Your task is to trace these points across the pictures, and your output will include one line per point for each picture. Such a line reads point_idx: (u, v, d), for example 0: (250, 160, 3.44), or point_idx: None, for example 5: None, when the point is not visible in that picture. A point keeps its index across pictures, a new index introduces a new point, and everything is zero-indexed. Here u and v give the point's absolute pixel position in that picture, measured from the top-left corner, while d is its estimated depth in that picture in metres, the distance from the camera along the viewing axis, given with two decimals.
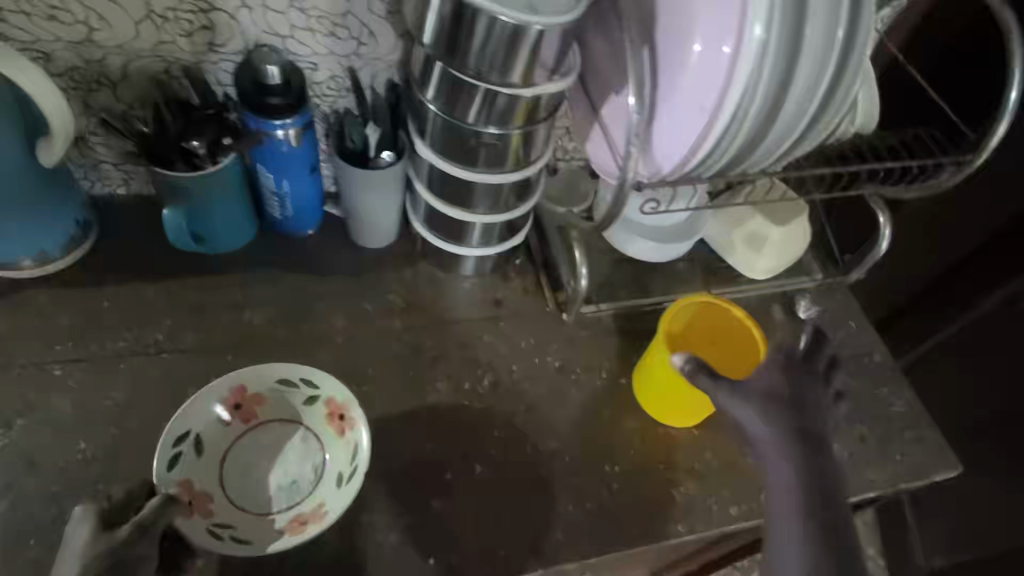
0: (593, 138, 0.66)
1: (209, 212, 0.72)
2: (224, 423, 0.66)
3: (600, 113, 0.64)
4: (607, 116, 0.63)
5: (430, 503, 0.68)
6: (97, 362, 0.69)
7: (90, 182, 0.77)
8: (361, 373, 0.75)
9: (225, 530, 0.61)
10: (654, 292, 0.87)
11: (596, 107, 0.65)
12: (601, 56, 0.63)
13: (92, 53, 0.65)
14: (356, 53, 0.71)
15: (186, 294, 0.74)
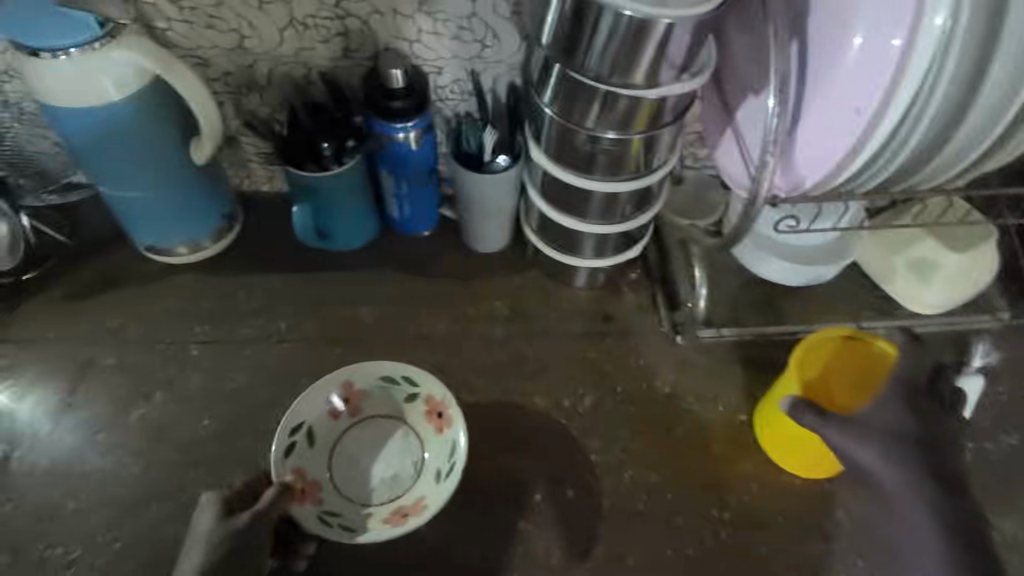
0: (725, 145, 0.59)
1: (335, 210, 0.75)
2: (332, 415, 0.67)
3: (734, 117, 0.57)
4: (742, 120, 0.56)
5: (518, 522, 0.66)
6: (226, 346, 0.75)
7: (239, 179, 0.83)
8: (461, 378, 0.74)
9: (333, 518, 0.62)
10: (786, 318, 0.77)
11: (731, 110, 0.58)
12: (739, 52, 0.56)
13: (243, 59, 0.70)
14: (479, 56, 0.70)
15: (308, 287, 0.79)
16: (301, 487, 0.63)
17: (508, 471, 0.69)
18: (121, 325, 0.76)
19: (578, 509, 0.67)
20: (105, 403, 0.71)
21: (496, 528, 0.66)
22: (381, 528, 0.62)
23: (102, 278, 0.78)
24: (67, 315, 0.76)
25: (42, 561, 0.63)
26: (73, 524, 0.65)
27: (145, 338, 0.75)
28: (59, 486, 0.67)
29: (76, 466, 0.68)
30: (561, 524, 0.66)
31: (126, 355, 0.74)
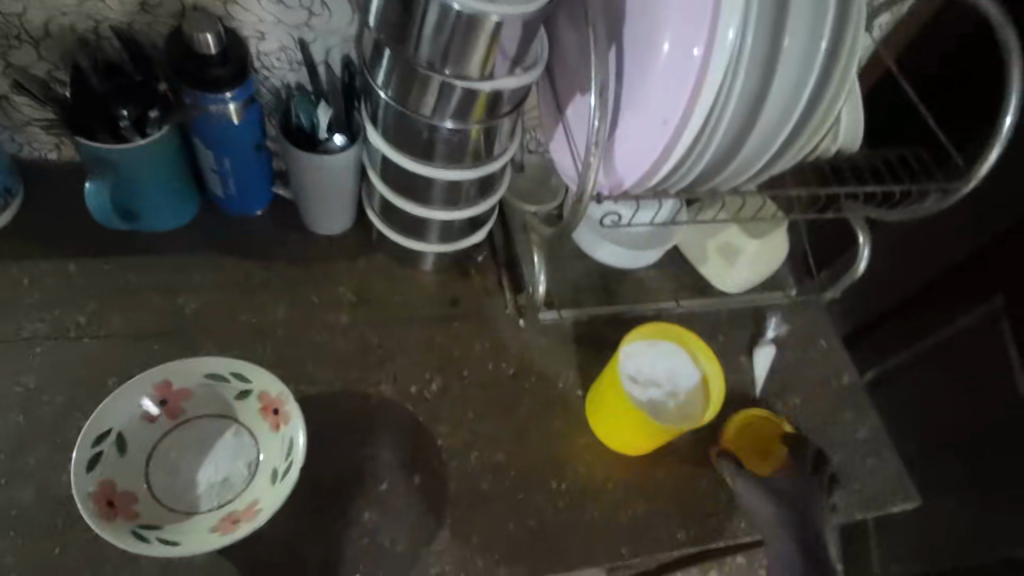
0: (557, 138, 0.61)
1: (143, 188, 0.66)
2: (148, 418, 0.61)
3: (565, 112, 0.59)
4: (571, 117, 0.58)
5: (362, 514, 0.66)
6: (13, 344, 0.64)
7: (17, 145, 0.70)
8: (299, 370, 0.71)
9: (151, 532, 0.56)
10: (620, 297, 0.83)
11: (562, 105, 0.60)
12: (570, 48, 0.57)
13: (9, 6, 0.59)
14: (307, 25, 0.64)
15: (116, 274, 0.69)
16: (109, 502, 0.56)
17: (354, 463, 0.68)
18: None
19: (425, 494, 0.68)
20: None
21: (340, 522, 0.65)
22: (208, 537, 0.57)
23: None
24: None
25: None
26: None
27: None
28: None
29: None
30: (408, 511, 0.67)
31: None
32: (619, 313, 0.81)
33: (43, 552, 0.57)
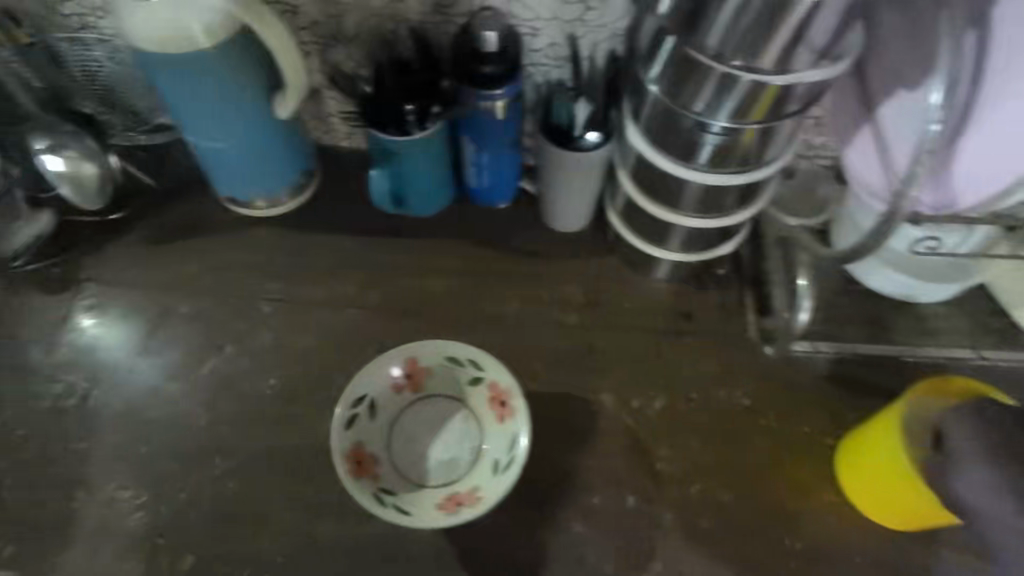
0: (857, 142, 0.55)
1: (410, 177, 0.72)
2: (395, 388, 0.66)
3: (875, 113, 0.53)
4: (886, 122, 0.52)
5: (571, 525, 0.64)
6: (298, 306, 0.74)
7: (319, 133, 0.81)
8: (525, 365, 0.71)
9: (388, 497, 0.61)
10: (886, 337, 0.70)
11: (874, 104, 0.53)
12: (894, 35, 0.50)
13: (333, 9, 0.67)
14: (581, 19, 0.64)
15: (379, 252, 0.77)
16: (358, 462, 0.62)
17: (570, 470, 0.66)
18: (201, 275, 0.75)
19: (639, 518, 0.64)
20: (179, 351, 0.71)
21: (550, 529, 0.63)
22: (434, 514, 0.60)
23: (183, 224, 0.78)
24: (147, 258, 0.76)
25: (110, 502, 0.63)
26: (141, 469, 0.65)
27: (220, 290, 0.74)
28: (127, 429, 0.67)
29: (145, 411, 0.68)
30: (619, 532, 0.63)
31: (202, 304, 0.74)
32: (900, 356, 0.70)
33: (300, 495, 0.64)
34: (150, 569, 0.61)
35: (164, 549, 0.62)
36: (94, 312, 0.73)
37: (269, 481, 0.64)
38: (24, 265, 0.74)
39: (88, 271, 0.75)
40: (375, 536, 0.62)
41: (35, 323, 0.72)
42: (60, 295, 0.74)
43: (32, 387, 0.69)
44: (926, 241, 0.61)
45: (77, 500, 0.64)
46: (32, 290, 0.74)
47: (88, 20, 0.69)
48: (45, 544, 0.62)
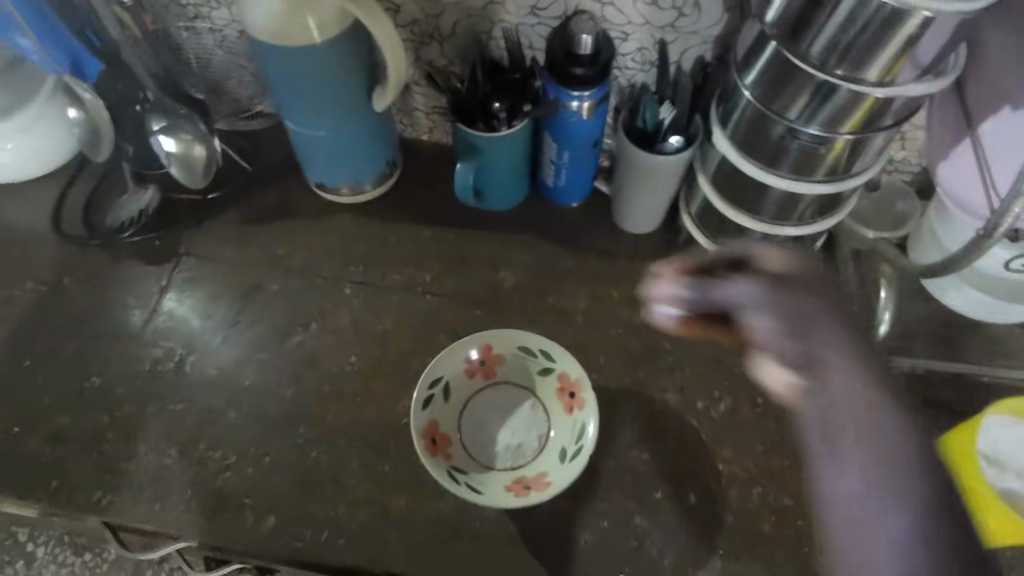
0: (953, 159, 0.57)
1: (493, 171, 0.75)
2: (469, 373, 0.69)
3: (976, 129, 0.53)
4: (987, 139, 0.52)
5: (633, 518, 0.65)
6: (378, 290, 0.78)
7: (405, 126, 0.86)
8: (593, 360, 0.73)
9: (461, 476, 0.64)
10: (961, 357, 0.70)
11: (973, 120, 0.54)
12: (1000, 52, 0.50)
13: (434, 8, 0.70)
14: (673, 25, 0.66)
15: (456, 243, 0.80)
16: (433, 440, 0.65)
17: (634, 467, 0.67)
18: (289, 255, 0.80)
19: (699, 515, 0.65)
20: (266, 325, 0.75)
21: (612, 520, 0.65)
22: (503, 496, 0.63)
23: (273, 208, 0.83)
24: (240, 236, 0.81)
25: (200, 461, 0.68)
26: (229, 433, 0.69)
27: (306, 271, 0.79)
28: (219, 395, 0.71)
29: (235, 378, 0.72)
30: (680, 528, 0.64)
31: (290, 283, 0.78)
32: (977, 375, 0.69)
33: (376, 468, 0.67)
34: (236, 526, 0.65)
35: (249, 509, 0.66)
36: (189, 285, 0.78)
37: (347, 453, 0.68)
38: (129, 236, 0.80)
39: (186, 246, 0.80)
40: (445, 510, 0.65)
41: (137, 292, 0.78)
42: (161, 267, 0.79)
43: (133, 351, 0.74)
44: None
45: (172, 457, 0.68)
46: (137, 261, 0.79)
47: (202, 11, 0.75)
48: (142, 497, 0.67)
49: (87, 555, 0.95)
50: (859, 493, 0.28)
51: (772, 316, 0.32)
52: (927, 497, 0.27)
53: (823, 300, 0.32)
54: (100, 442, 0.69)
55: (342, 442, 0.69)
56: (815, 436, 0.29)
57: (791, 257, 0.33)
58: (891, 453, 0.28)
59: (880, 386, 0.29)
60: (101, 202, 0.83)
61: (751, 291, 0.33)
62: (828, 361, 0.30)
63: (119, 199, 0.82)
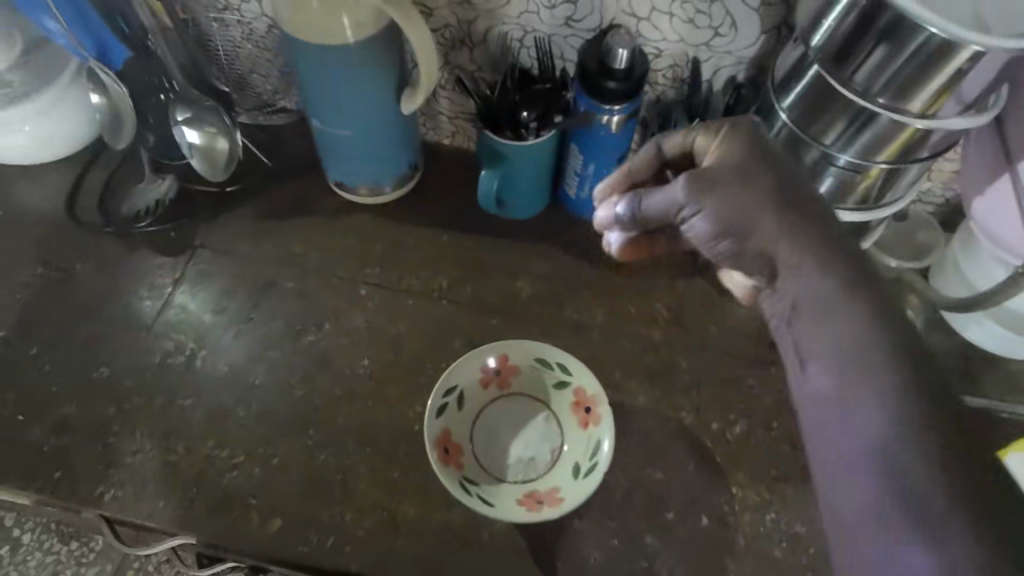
0: (989, 192, 0.58)
1: (516, 179, 0.74)
2: (483, 382, 0.68)
3: (1014, 164, 0.54)
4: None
5: (644, 538, 0.64)
6: (393, 293, 0.77)
7: (427, 129, 0.85)
8: (609, 375, 0.72)
9: (473, 487, 0.63)
10: (979, 391, 0.70)
11: (1012, 157, 0.54)
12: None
13: (467, 14, 0.70)
14: (707, 44, 0.66)
15: (474, 249, 0.79)
16: (446, 449, 0.64)
17: (647, 485, 0.66)
18: (305, 253, 0.79)
19: (711, 538, 0.64)
20: (279, 323, 0.74)
21: (623, 539, 0.64)
22: (514, 509, 0.62)
23: (291, 205, 0.82)
24: (256, 231, 0.80)
25: (207, 458, 0.67)
26: (238, 430, 0.68)
27: (322, 270, 0.78)
28: (229, 392, 0.70)
29: (246, 375, 0.71)
30: (692, 550, 0.64)
31: (305, 282, 0.77)
32: (994, 411, 0.68)
33: (385, 474, 0.67)
34: (241, 526, 0.64)
35: (255, 510, 0.65)
36: (203, 278, 0.77)
37: (357, 457, 0.67)
38: (145, 226, 0.79)
39: (201, 239, 0.79)
40: (454, 520, 0.64)
41: (150, 283, 0.77)
42: (175, 259, 0.78)
43: (144, 342, 0.73)
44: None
45: (178, 453, 0.67)
46: (151, 251, 0.79)
47: (233, 3, 0.75)
48: (146, 492, 0.65)
49: (74, 544, 0.93)
50: (825, 382, 0.38)
51: (729, 198, 0.42)
52: (880, 382, 0.36)
53: (768, 182, 0.42)
54: (106, 433, 0.68)
55: (352, 445, 0.68)
56: (801, 335, 0.40)
57: (737, 144, 0.44)
58: (847, 344, 0.38)
59: (842, 289, 0.39)
60: (117, 190, 0.82)
61: (680, 190, 0.43)
62: (786, 259, 0.41)
63: (136, 187, 0.82)
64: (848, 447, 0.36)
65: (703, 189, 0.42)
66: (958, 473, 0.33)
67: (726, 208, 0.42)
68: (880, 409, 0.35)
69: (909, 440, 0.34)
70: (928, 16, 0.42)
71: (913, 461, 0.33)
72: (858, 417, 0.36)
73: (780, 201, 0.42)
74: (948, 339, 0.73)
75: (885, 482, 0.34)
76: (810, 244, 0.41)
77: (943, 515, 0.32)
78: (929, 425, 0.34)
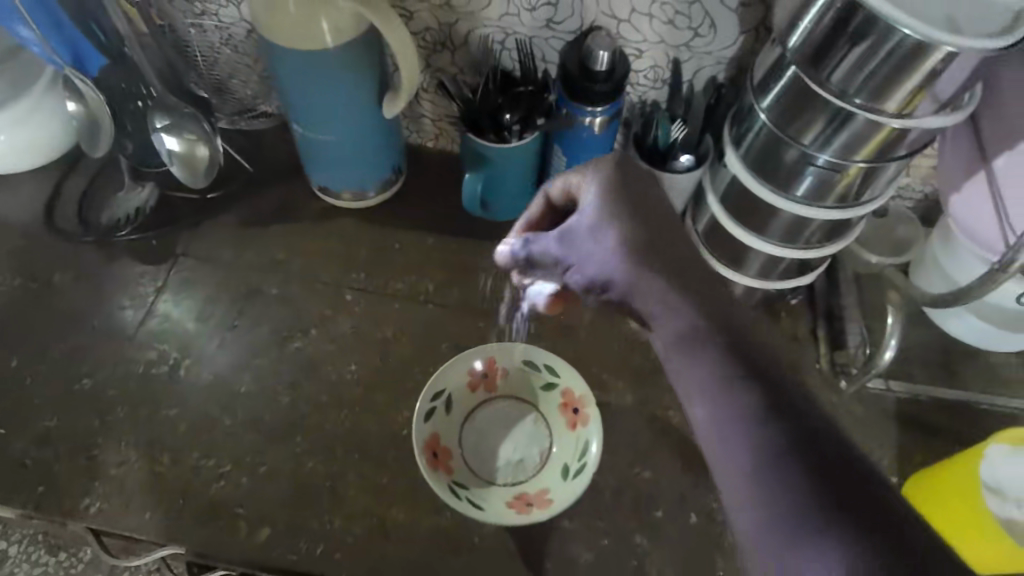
0: (969, 188, 0.58)
1: (500, 181, 0.74)
2: (471, 385, 0.68)
3: (991, 162, 0.55)
4: (1001, 173, 0.54)
5: (634, 537, 0.65)
6: (379, 297, 0.76)
7: (410, 132, 0.85)
8: (596, 375, 0.72)
9: (462, 491, 0.62)
10: (959, 383, 0.71)
11: (988, 155, 0.55)
12: None
13: (448, 17, 0.70)
14: (687, 45, 0.66)
15: (459, 253, 0.79)
16: (434, 453, 0.64)
17: (635, 484, 0.67)
18: (290, 258, 0.78)
19: (699, 535, 0.65)
20: (263, 330, 0.74)
21: (613, 539, 0.64)
22: (504, 512, 0.62)
23: (275, 210, 0.81)
24: (239, 239, 0.79)
25: (193, 469, 0.66)
26: (224, 440, 0.68)
27: (307, 275, 0.77)
28: (215, 401, 0.70)
29: (232, 384, 0.71)
30: (680, 547, 0.64)
31: (290, 288, 0.77)
32: (975, 403, 0.70)
33: (375, 480, 0.66)
34: (229, 536, 0.64)
35: (243, 520, 0.64)
36: (186, 287, 0.76)
37: (345, 465, 0.67)
38: (125, 235, 0.78)
39: (184, 247, 0.79)
40: (444, 524, 0.64)
41: (132, 291, 0.76)
42: (157, 267, 0.77)
43: (128, 353, 0.72)
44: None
45: (163, 464, 0.66)
46: (132, 260, 0.78)
47: (210, 8, 0.74)
48: (132, 503, 0.65)
49: (61, 554, 0.92)
50: (708, 421, 0.40)
51: (594, 247, 0.48)
52: (748, 416, 0.39)
53: (632, 219, 0.48)
54: (91, 445, 0.67)
55: (340, 452, 0.68)
56: (679, 376, 0.42)
57: (602, 179, 0.50)
58: (716, 383, 0.40)
59: (704, 329, 0.42)
60: (96, 197, 0.81)
61: (564, 242, 0.51)
62: (650, 302, 0.45)
63: (115, 196, 0.81)
64: (738, 478, 0.38)
65: (574, 239, 0.50)
66: (850, 486, 0.35)
67: (593, 258, 0.49)
68: (756, 440, 0.38)
69: (785, 464, 0.36)
70: (902, 18, 0.43)
71: (795, 482, 0.36)
72: (740, 453, 0.38)
73: (641, 233, 0.47)
74: (928, 333, 0.74)
75: (776, 509, 0.36)
76: (670, 276, 0.45)
77: (832, 527, 0.34)
78: (804, 445, 0.37)
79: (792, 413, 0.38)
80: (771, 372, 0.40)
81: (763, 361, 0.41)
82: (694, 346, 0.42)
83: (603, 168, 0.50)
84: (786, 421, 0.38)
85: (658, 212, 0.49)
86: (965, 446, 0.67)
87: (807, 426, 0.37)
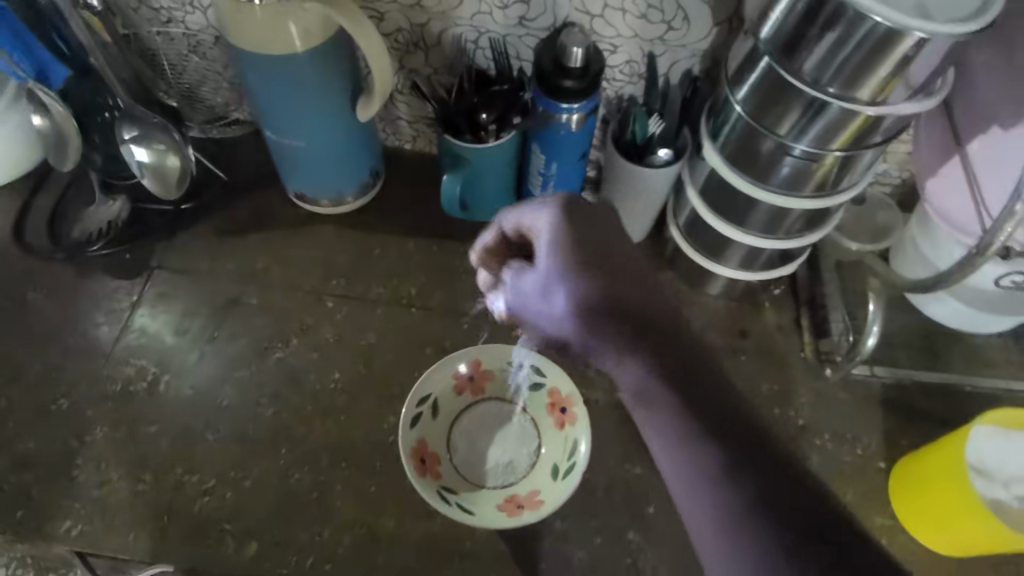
0: (944, 172, 0.59)
1: (479, 180, 0.73)
2: (456, 389, 0.67)
3: (965, 146, 0.55)
4: (975, 157, 0.54)
5: (626, 534, 0.64)
6: (361, 303, 0.75)
7: (387, 135, 0.84)
8: (582, 374, 0.72)
9: (452, 496, 0.61)
10: (942, 367, 0.71)
11: (963, 140, 0.55)
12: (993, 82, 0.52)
13: (419, 17, 0.69)
14: (661, 38, 0.66)
15: (440, 256, 0.79)
16: (422, 459, 0.63)
17: (627, 483, 0.67)
18: (268, 267, 0.77)
19: (692, 531, 0.64)
20: (244, 342, 0.73)
21: (606, 537, 0.64)
22: (495, 515, 0.61)
23: (250, 219, 0.80)
24: (216, 249, 0.78)
25: (177, 486, 0.65)
26: (207, 455, 0.67)
27: (286, 283, 0.76)
28: (197, 415, 0.69)
29: (214, 399, 0.69)
30: (673, 543, 0.64)
31: (269, 297, 0.75)
32: (958, 385, 0.70)
33: (363, 489, 0.66)
34: (215, 552, 0.62)
35: (230, 534, 0.63)
36: (162, 300, 0.75)
37: (332, 475, 0.66)
38: (97, 250, 0.77)
39: (158, 260, 0.77)
40: (434, 531, 0.64)
41: (107, 307, 0.74)
42: (132, 281, 0.76)
43: (103, 371, 0.71)
44: (1016, 274, 0.62)
45: (145, 483, 0.65)
46: (105, 275, 0.76)
47: (176, 15, 0.73)
48: (115, 524, 0.63)
49: None
50: (674, 476, 0.38)
51: (547, 301, 0.43)
52: (712, 477, 0.36)
53: (582, 274, 0.41)
54: (70, 468, 0.66)
55: (326, 461, 0.67)
56: (639, 424, 0.40)
57: (555, 222, 0.43)
58: (677, 436, 0.38)
59: (658, 378, 0.38)
60: (66, 213, 0.79)
61: (513, 293, 0.46)
62: (605, 357, 0.41)
63: (86, 210, 0.79)
64: (707, 535, 0.36)
65: (526, 296, 0.45)
66: (818, 543, 0.33)
67: (546, 316, 0.43)
68: (723, 500, 0.36)
69: (756, 520, 0.35)
70: (872, 5, 0.43)
71: (767, 543, 0.34)
72: (703, 509, 0.36)
73: (598, 285, 0.41)
74: (909, 318, 0.74)
75: (739, 572, 0.34)
76: (625, 333, 0.40)
77: None
78: (772, 501, 0.35)
79: (761, 464, 0.36)
80: (732, 422, 0.37)
81: (723, 408, 0.38)
82: (650, 388, 0.39)
83: (556, 206, 0.44)
84: (750, 476, 0.36)
85: (620, 264, 0.42)
86: (950, 429, 0.68)
87: (772, 481, 0.36)
